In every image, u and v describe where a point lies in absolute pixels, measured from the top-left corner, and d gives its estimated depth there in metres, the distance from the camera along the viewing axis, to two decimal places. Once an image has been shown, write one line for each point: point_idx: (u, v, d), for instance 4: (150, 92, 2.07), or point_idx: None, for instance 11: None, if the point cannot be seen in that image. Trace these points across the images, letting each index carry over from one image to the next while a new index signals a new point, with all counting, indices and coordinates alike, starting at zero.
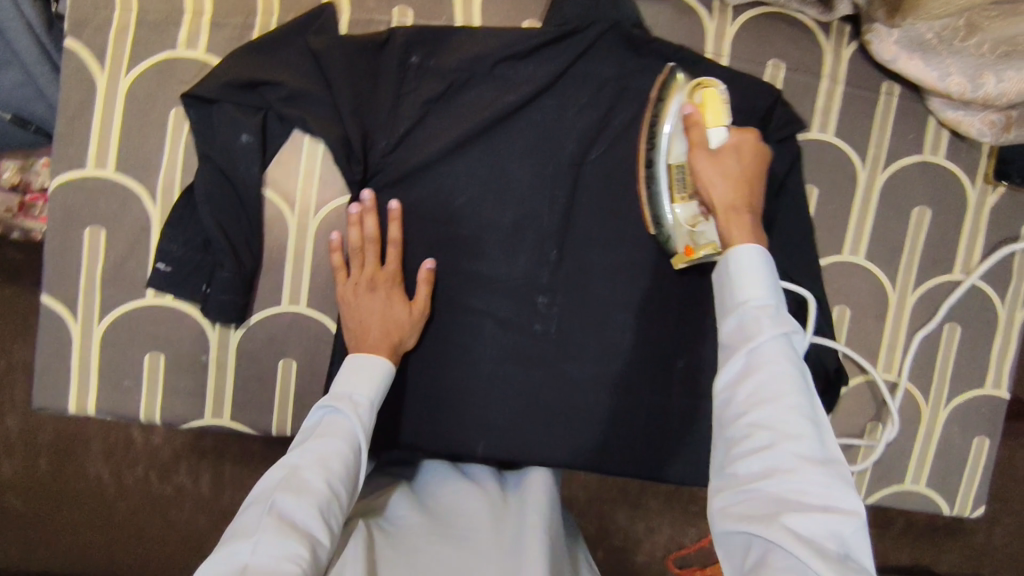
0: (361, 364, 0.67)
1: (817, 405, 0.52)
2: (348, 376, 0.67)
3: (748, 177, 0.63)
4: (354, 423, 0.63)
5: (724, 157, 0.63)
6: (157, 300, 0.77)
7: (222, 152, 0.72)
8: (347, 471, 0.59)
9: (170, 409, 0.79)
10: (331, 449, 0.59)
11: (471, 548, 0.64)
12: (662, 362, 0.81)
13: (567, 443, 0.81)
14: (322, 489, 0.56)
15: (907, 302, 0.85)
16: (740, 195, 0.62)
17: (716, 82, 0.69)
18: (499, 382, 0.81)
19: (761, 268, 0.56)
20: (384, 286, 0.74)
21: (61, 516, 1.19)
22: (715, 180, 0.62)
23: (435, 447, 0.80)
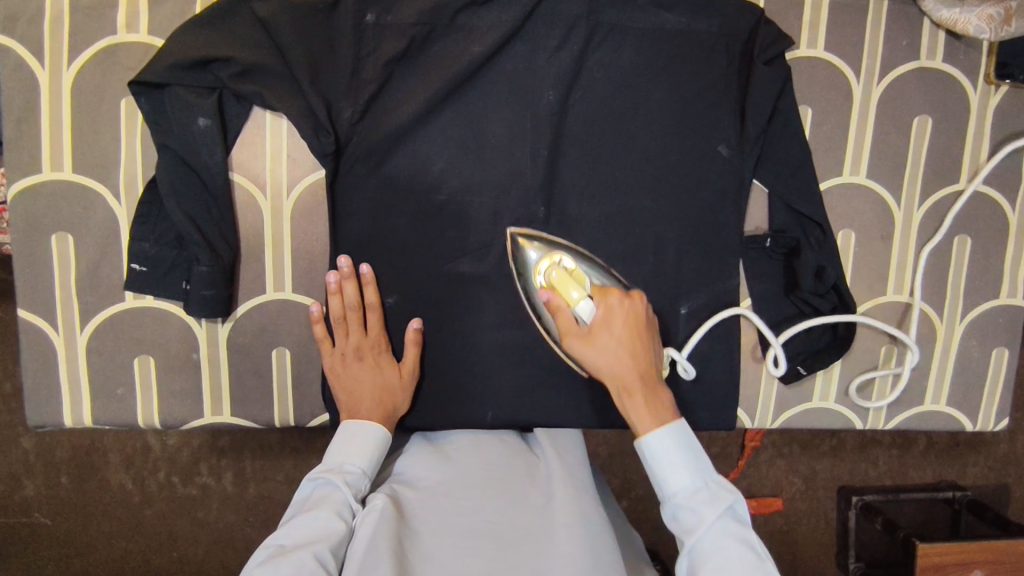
0: (356, 433, 0.69)
1: (762, 551, 0.59)
2: (342, 446, 0.68)
3: (634, 338, 0.63)
4: (345, 494, 0.64)
5: (596, 337, 0.64)
6: (137, 303, 0.74)
7: (180, 139, 0.69)
8: (334, 543, 0.60)
9: (166, 413, 0.76)
10: (318, 522, 0.61)
11: (499, 500, 0.66)
12: (666, 308, 0.79)
13: (576, 401, 0.79)
14: (309, 562, 0.57)
15: (914, 218, 0.82)
16: (633, 364, 0.63)
17: (565, 246, 0.74)
18: (500, 348, 0.78)
19: (676, 449, 0.61)
20: (372, 355, 0.74)
21: (92, 529, 1.18)
22: (597, 363, 0.63)
23: (442, 420, 0.79)
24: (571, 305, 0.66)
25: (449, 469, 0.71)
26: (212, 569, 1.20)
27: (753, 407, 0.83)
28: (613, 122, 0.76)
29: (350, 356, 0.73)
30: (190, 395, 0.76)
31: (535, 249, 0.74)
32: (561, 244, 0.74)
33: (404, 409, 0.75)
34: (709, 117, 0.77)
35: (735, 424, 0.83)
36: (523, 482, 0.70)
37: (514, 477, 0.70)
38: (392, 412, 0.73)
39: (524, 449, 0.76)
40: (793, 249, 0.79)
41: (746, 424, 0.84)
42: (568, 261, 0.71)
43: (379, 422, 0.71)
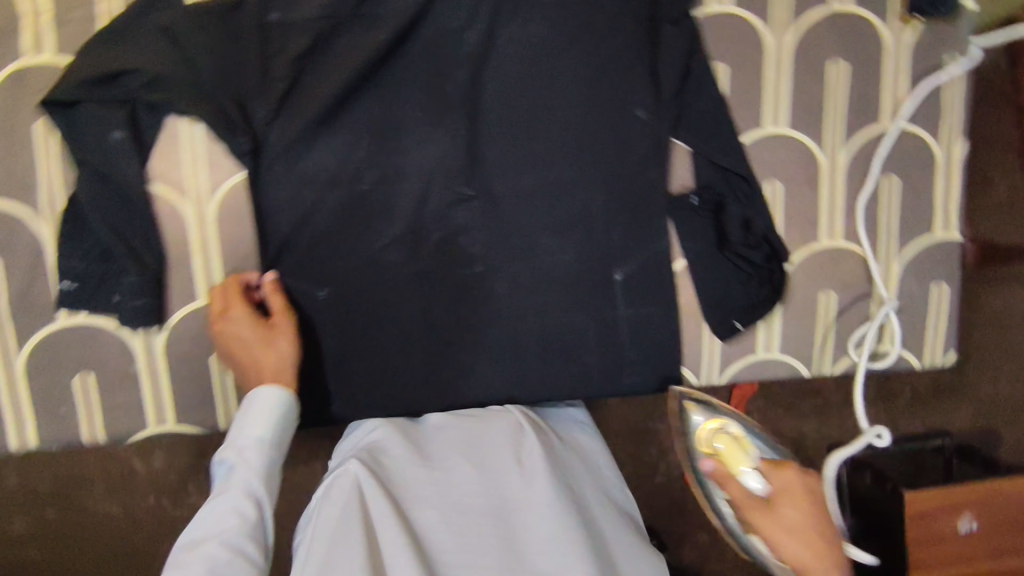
0: (250, 404, 0.68)
1: None
2: (240, 421, 0.68)
3: (808, 534, 0.71)
4: (250, 473, 0.64)
5: (780, 516, 0.72)
6: (71, 320, 0.74)
7: (95, 152, 0.69)
8: (244, 522, 0.61)
9: (114, 426, 0.77)
10: (223, 507, 0.61)
11: (482, 470, 0.66)
12: (600, 275, 0.81)
13: (517, 372, 0.81)
14: (219, 551, 0.58)
15: (838, 163, 0.82)
16: (815, 535, 0.71)
17: (727, 414, 0.79)
18: (438, 330, 0.80)
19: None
20: (223, 314, 0.73)
21: None
22: (783, 539, 0.71)
23: (391, 407, 0.80)
24: (738, 474, 0.75)
25: (430, 440, 0.70)
26: None
27: (696, 363, 0.86)
28: (529, 96, 0.77)
29: (221, 337, 0.73)
30: (135, 406, 0.77)
31: (698, 411, 0.78)
32: (722, 408, 0.79)
33: (281, 349, 0.72)
34: (623, 83, 0.77)
35: (681, 382, 0.85)
36: (503, 449, 0.68)
37: (492, 440, 0.69)
38: (277, 350, 0.72)
39: (511, 413, 0.75)
40: (718, 205, 0.80)
41: (691, 381, 0.87)
42: (731, 425, 0.78)
43: (272, 380, 0.70)
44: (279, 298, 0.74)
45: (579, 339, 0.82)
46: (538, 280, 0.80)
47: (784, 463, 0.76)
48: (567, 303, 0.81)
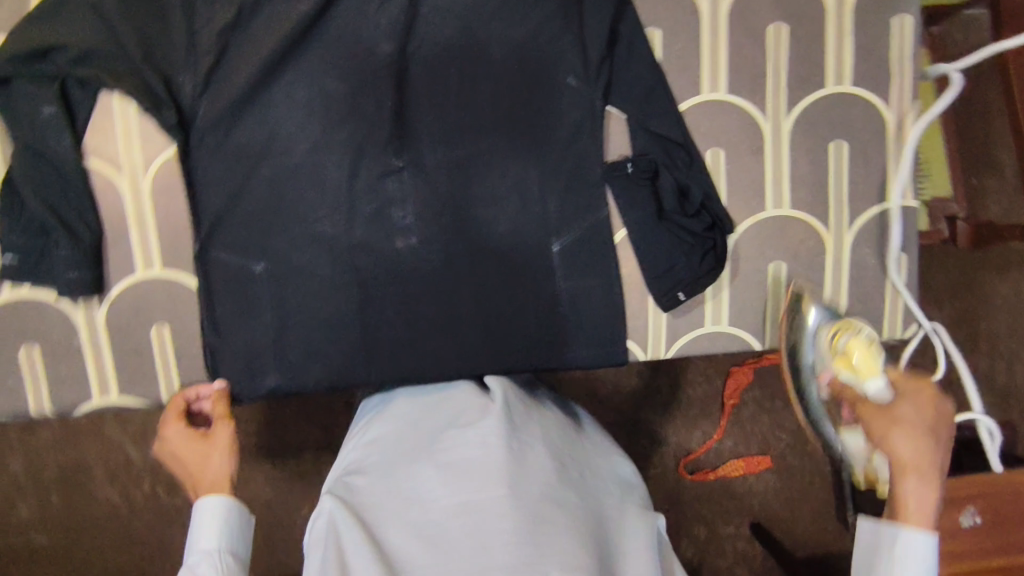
0: (194, 519, 0.67)
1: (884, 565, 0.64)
2: (191, 536, 0.67)
3: (933, 423, 0.65)
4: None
5: (896, 412, 0.66)
6: (14, 295, 0.76)
7: (27, 129, 0.71)
8: None
9: (58, 399, 0.78)
10: None
11: (443, 470, 0.67)
12: (537, 247, 0.80)
13: (454, 346, 0.80)
14: None
15: (783, 128, 0.79)
16: (921, 437, 0.64)
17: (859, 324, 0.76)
18: (373, 302, 0.79)
19: (929, 564, 0.61)
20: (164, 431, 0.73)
21: (88, 544, 1.34)
22: (893, 438, 0.64)
23: (326, 382, 0.80)
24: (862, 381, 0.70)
25: (393, 442, 0.71)
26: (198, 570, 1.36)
27: (643, 337, 0.82)
28: (457, 67, 0.77)
29: (161, 456, 0.73)
30: (78, 379, 0.78)
31: (822, 318, 0.78)
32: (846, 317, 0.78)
33: (218, 462, 0.71)
34: (552, 51, 0.76)
35: (625, 358, 0.82)
36: (460, 436, 0.69)
37: (454, 433, 0.70)
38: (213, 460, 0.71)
39: (468, 395, 0.75)
40: (654, 172, 0.78)
41: (637, 356, 0.83)
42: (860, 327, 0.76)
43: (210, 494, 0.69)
44: (222, 405, 0.75)
45: (516, 311, 0.80)
46: (474, 252, 0.79)
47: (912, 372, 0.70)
48: (503, 277, 0.80)
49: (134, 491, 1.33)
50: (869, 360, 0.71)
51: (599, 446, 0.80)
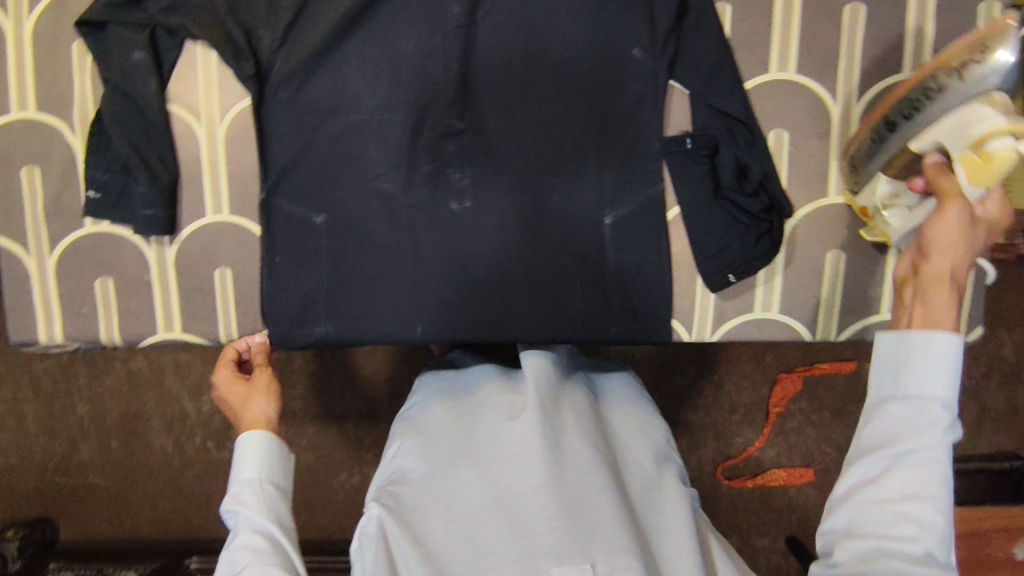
0: (236, 451, 0.72)
1: (901, 432, 0.53)
2: (235, 468, 0.71)
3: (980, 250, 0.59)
4: (252, 512, 0.68)
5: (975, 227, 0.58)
6: (95, 228, 0.82)
7: (119, 71, 0.76)
8: (263, 552, 0.64)
9: (127, 329, 0.83)
10: (240, 551, 0.65)
11: (485, 473, 0.68)
12: (589, 217, 0.80)
13: (501, 311, 0.81)
14: None
15: (853, 113, 0.77)
16: (970, 260, 0.59)
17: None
18: (425, 260, 0.81)
19: (952, 365, 0.54)
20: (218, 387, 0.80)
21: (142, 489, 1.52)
22: (953, 244, 0.58)
23: (374, 336, 0.82)
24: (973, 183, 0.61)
25: (435, 447, 0.73)
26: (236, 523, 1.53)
27: (689, 317, 0.81)
28: (523, 35, 0.78)
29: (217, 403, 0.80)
30: (146, 312, 0.83)
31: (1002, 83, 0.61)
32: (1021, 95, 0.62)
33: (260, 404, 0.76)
34: (619, 22, 0.77)
35: (670, 337, 0.82)
36: (497, 437, 0.70)
37: (495, 434, 0.71)
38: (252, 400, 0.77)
39: (503, 393, 0.75)
40: (712, 150, 0.77)
41: (682, 337, 0.82)
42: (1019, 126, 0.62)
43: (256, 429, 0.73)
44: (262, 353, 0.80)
45: (563, 281, 0.81)
46: (525, 220, 0.80)
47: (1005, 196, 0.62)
48: (552, 246, 0.80)
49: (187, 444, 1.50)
50: (993, 179, 0.61)
51: (640, 424, 0.79)
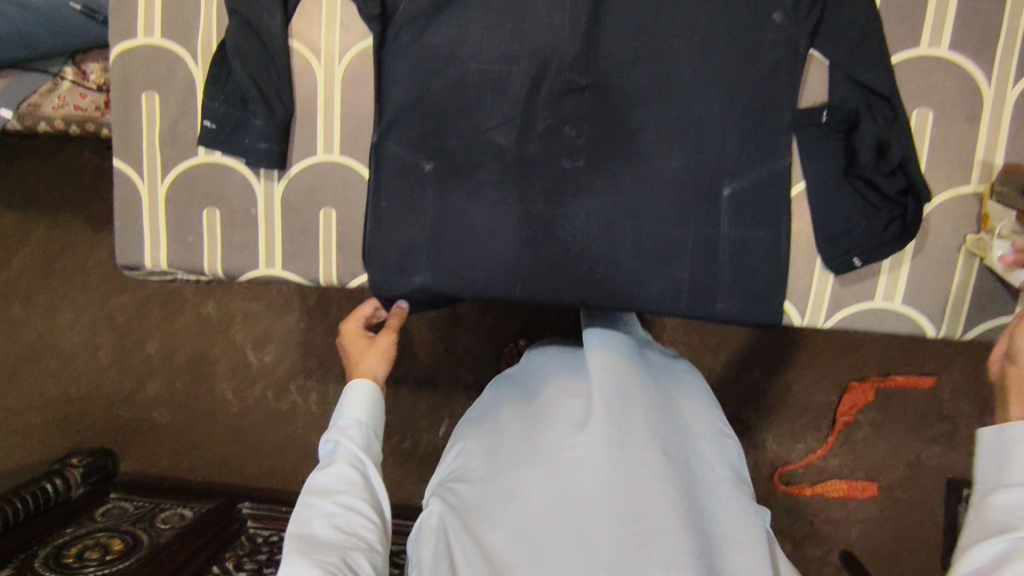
0: (346, 394, 0.80)
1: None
2: (343, 406, 0.80)
3: None
4: (353, 446, 0.75)
5: None
6: (207, 159, 0.82)
7: (246, 2, 0.76)
8: (353, 485, 0.72)
9: (230, 262, 0.84)
10: (334, 476, 0.72)
11: (541, 473, 0.65)
12: (708, 188, 0.76)
13: (604, 276, 0.79)
14: (335, 510, 0.69)
15: (1007, 96, 0.72)
16: None
17: None
18: (531, 218, 0.79)
19: None
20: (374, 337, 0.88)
21: (206, 428, 1.79)
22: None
23: (474, 292, 0.81)
24: None
25: (498, 447, 0.72)
26: (287, 466, 1.76)
27: (803, 300, 0.78)
28: None
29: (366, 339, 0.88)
30: (250, 246, 0.83)
31: None
32: None
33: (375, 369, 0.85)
34: None
35: (780, 320, 0.78)
36: (558, 434, 0.67)
37: (555, 432, 0.68)
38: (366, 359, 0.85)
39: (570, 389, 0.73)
40: (851, 123, 0.73)
41: (793, 321, 0.79)
42: None
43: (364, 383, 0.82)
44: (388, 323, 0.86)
45: (672, 251, 0.78)
46: (637, 184, 0.77)
47: None
48: (665, 215, 0.77)
49: (250, 391, 1.76)
50: None
51: (716, 426, 0.74)
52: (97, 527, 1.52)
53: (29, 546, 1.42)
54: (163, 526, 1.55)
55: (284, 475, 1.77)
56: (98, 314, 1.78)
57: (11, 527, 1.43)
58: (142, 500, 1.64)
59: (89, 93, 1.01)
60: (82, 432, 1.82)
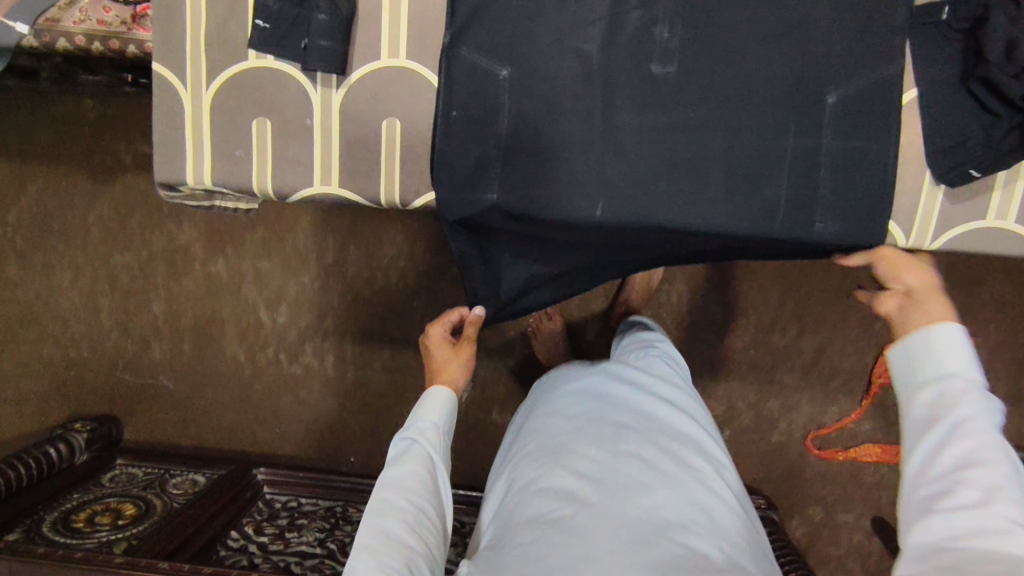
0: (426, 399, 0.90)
1: None
2: (421, 411, 0.88)
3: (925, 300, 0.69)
4: (429, 448, 0.83)
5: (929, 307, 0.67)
6: (257, 63, 0.74)
7: None
8: (422, 488, 0.78)
9: (281, 178, 0.77)
10: (408, 473, 0.79)
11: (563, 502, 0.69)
12: (810, 96, 0.70)
13: (694, 194, 0.72)
14: (406, 507, 0.75)
15: None
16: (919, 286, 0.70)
17: None
18: (616, 129, 0.72)
19: None
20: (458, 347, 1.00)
21: (213, 395, 1.70)
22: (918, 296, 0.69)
23: (550, 212, 0.73)
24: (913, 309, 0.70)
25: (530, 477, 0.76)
26: (300, 433, 1.69)
27: (909, 220, 0.73)
28: None
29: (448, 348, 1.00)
30: (304, 161, 0.76)
31: None
32: None
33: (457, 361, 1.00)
34: None
35: (883, 240, 0.73)
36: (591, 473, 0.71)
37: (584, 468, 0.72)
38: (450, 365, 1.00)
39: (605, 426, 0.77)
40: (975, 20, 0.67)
41: (897, 243, 0.74)
42: None
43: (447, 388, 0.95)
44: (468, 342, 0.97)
45: (769, 167, 0.72)
46: (734, 92, 0.71)
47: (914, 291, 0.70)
48: (761, 126, 0.71)
49: (261, 354, 1.66)
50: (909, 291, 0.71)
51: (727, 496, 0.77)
52: (106, 492, 1.44)
53: (35, 510, 1.34)
54: (176, 491, 1.47)
55: (297, 443, 1.69)
56: (100, 274, 1.67)
57: (15, 491, 1.35)
58: (152, 465, 1.56)
59: (113, 6, 0.93)
60: (84, 397, 1.72)
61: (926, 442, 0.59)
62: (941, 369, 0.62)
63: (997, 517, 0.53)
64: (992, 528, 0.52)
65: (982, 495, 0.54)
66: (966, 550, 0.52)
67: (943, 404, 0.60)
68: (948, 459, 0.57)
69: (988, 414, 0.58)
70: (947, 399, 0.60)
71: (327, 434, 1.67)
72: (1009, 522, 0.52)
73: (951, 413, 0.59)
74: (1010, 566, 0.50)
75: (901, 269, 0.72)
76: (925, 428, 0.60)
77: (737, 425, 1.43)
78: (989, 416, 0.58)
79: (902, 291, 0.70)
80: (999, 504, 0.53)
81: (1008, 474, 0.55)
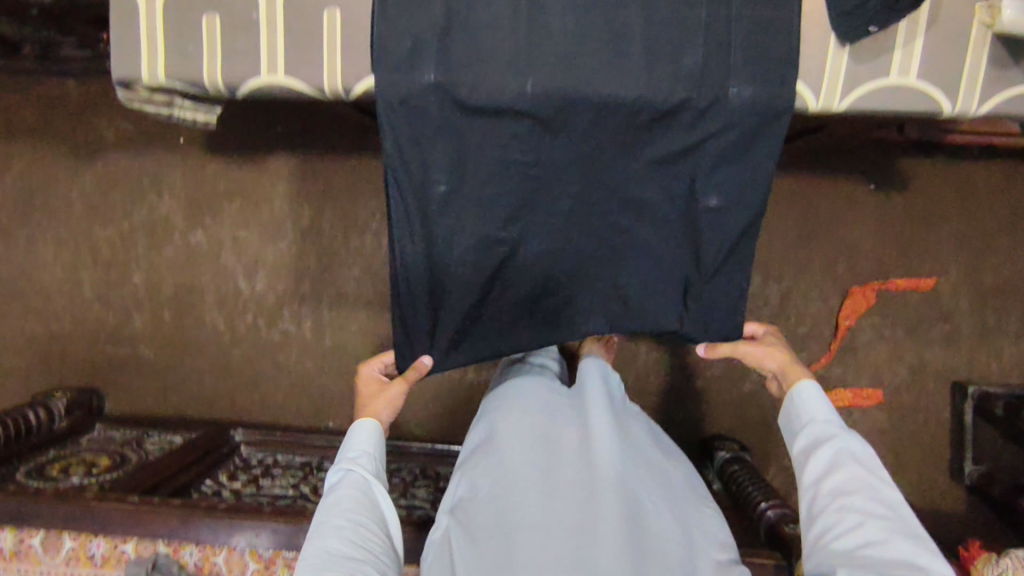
0: (349, 436, 0.91)
1: None
2: (348, 445, 0.91)
3: (785, 367, 0.90)
4: (362, 472, 0.86)
5: (794, 373, 0.89)
6: None
7: None
8: (361, 505, 0.81)
9: (231, 71, 0.82)
10: (344, 496, 0.81)
11: (556, 506, 0.80)
12: None
13: (615, 66, 0.77)
14: (345, 524, 0.77)
15: None
16: (774, 361, 0.91)
17: None
18: (540, 8, 0.77)
19: None
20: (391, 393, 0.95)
21: (191, 365, 1.71)
22: (768, 362, 0.91)
23: (480, 88, 0.78)
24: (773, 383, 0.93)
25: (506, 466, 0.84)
26: (279, 400, 1.70)
27: (818, 82, 0.77)
28: None
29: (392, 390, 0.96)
30: (251, 53, 0.81)
31: None
32: None
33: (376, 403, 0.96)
34: None
35: (795, 103, 0.78)
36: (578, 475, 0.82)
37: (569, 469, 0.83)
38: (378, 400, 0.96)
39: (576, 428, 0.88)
40: None
41: (809, 105, 0.78)
42: None
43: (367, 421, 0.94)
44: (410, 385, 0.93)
45: (684, 37, 0.77)
46: None
47: (779, 365, 0.91)
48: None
49: (240, 322, 1.69)
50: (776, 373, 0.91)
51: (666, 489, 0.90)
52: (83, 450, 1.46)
53: (11, 462, 1.35)
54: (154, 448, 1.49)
55: (276, 410, 1.70)
56: (81, 246, 1.70)
57: None
58: (131, 428, 1.58)
59: None
60: (62, 372, 1.73)
61: (811, 472, 0.77)
62: (822, 426, 0.81)
63: (870, 529, 0.69)
64: (868, 536, 0.68)
65: (860, 516, 0.70)
66: (851, 554, 0.68)
67: (817, 447, 0.79)
68: (829, 491, 0.75)
69: (851, 450, 0.78)
70: (818, 446, 0.79)
71: (305, 402, 1.69)
72: (880, 532, 0.68)
73: (824, 454, 0.78)
74: (884, 561, 0.66)
75: (764, 358, 0.91)
76: (809, 462, 0.79)
77: (707, 368, 1.46)
78: (849, 449, 0.78)
79: (776, 376, 0.91)
80: (871, 522, 0.69)
81: (871, 494, 0.72)
